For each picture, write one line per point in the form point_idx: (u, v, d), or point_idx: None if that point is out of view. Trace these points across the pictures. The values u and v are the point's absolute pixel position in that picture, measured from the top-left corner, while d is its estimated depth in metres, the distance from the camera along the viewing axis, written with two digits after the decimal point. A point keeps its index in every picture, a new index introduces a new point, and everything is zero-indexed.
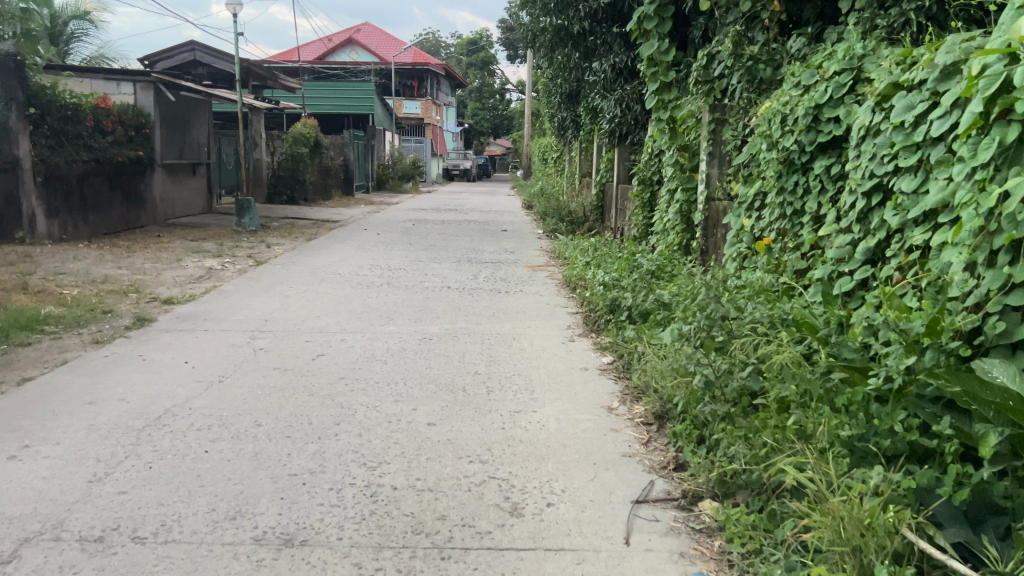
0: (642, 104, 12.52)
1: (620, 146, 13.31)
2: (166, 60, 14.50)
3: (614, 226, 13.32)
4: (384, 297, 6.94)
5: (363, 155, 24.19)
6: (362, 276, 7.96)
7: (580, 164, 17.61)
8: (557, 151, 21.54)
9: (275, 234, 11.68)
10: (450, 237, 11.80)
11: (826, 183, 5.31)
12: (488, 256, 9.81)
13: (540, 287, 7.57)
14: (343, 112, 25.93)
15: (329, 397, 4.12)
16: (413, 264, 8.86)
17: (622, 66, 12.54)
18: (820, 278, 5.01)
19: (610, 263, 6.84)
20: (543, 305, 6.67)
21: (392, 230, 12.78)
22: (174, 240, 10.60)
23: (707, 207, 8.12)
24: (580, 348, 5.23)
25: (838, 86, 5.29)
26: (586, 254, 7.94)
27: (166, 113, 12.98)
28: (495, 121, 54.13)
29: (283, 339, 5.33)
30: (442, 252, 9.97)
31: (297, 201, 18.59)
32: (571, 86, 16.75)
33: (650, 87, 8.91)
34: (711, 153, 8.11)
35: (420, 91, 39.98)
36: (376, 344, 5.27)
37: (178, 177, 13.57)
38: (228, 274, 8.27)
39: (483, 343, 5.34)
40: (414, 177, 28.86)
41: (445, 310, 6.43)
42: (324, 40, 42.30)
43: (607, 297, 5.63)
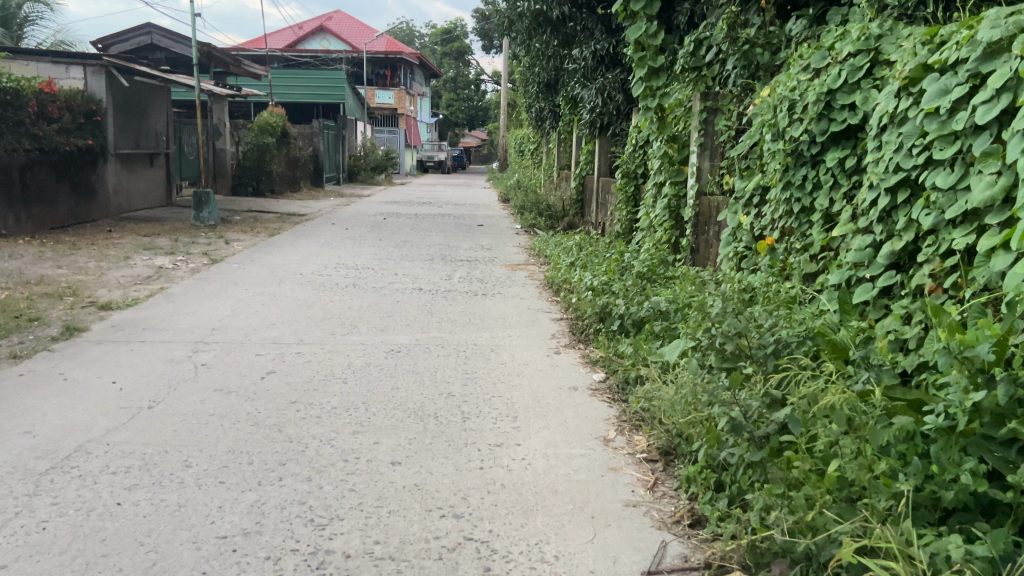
0: (624, 93, 11.98)
1: (601, 138, 12.76)
2: (122, 43, 13.68)
3: (595, 221, 12.77)
4: (349, 301, 6.32)
5: (334, 146, 23.45)
6: (326, 276, 7.33)
7: (558, 156, 17.05)
8: (534, 143, 20.98)
9: (236, 228, 10.99)
10: (424, 232, 11.18)
11: (840, 178, 4.76)
12: (463, 254, 9.21)
13: (519, 288, 7.00)
14: (313, 101, 25.15)
15: (275, 428, 3.50)
16: (382, 262, 8.24)
17: (604, 53, 12.01)
18: (834, 284, 4.48)
19: (597, 264, 6.28)
20: (523, 309, 6.10)
21: (362, 224, 12.13)
22: (126, 236, 9.89)
23: (698, 203, 7.58)
24: (566, 362, 4.66)
25: (853, 69, 4.73)
26: (570, 253, 7.37)
27: (121, 100, 12.21)
28: (470, 113, 53.40)
29: (230, 353, 4.70)
30: (413, 248, 9.36)
31: (263, 193, 17.85)
32: (549, 75, 16.16)
33: (636, 74, 8.35)
34: (702, 145, 7.58)
35: (393, 81, 39.19)
36: (336, 358, 4.66)
37: (134, 168, 12.81)
38: (179, 274, 7.61)
39: (457, 356, 4.76)
40: (387, 168, 28.15)
41: (416, 315, 5.83)
42: (295, 28, 41.31)
43: (596, 304, 5.06)
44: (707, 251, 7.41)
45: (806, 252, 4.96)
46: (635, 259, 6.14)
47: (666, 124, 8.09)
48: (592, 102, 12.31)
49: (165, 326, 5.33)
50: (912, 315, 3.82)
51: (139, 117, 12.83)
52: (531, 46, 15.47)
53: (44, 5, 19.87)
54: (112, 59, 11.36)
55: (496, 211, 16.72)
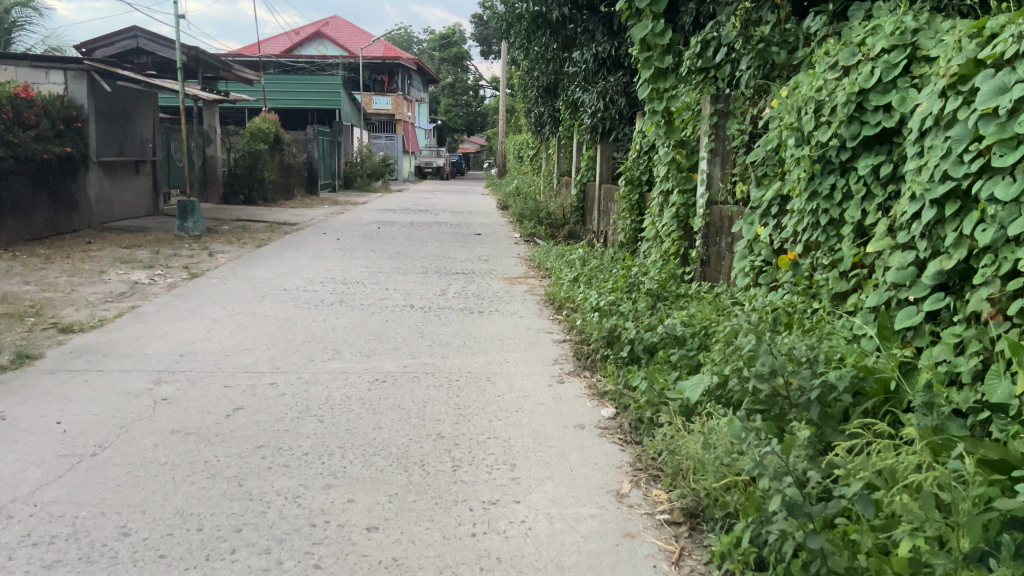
0: (626, 97, 11.52)
1: (603, 143, 12.28)
2: (106, 47, 13.16)
3: (597, 230, 12.28)
4: (334, 320, 5.84)
5: (329, 153, 22.99)
6: (312, 292, 6.85)
7: (558, 163, 16.60)
8: (533, 149, 20.55)
9: (222, 239, 10.51)
10: (418, 242, 10.71)
11: (874, 187, 4.29)
12: (459, 266, 8.74)
13: (518, 305, 6.52)
14: (308, 106, 24.69)
15: (235, 482, 3.02)
16: (372, 276, 7.76)
17: (605, 55, 11.54)
18: (870, 306, 4.00)
19: (602, 279, 5.80)
20: (521, 329, 5.61)
21: (354, 234, 11.66)
22: (105, 247, 9.41)
23: (708, 212, 7.11)
24: (571, 394, 4.17)
25: (888, 67, 4.25)
26: (574, 266, 6.89)
27: (103, 106, 11.74)
28: (469, 118, 52.96)
29: (195, 386, 4.21)
30: (407, 260, 8.88)
31: (255, 201, 17.37)
32: (549, 79, 15.69)
33: (642, 75, 7.84)
34: (713, 151, 7.12)
35: (391, 86, 38.73)
36: (314, 390, 4.17)
37: (119, 176, 12.33)
38: (155, 290, 7.12)
39: (449, 386, 4.28)
40: (383, 175, 27.67)
41: (406, 336, 5.35)
42: (291, 33, 40.89)
43: (603, 327, 4.58)
44: (719, 264, 6.93)
45: (836, 270, 4.50)
46: (644, 273, 5.68)
47: (674, 128, 7.60)
48: (593, 106, 11.83)
49: (128, 351, 4.84)
50: (967, 345, 3.34)
51: (123, 123, 12.34)
52: (530, 50, 15.01)
53: (31, 9, 19.43)
54: (93, 63, 10.88)
55: (494, 220, 16.23)
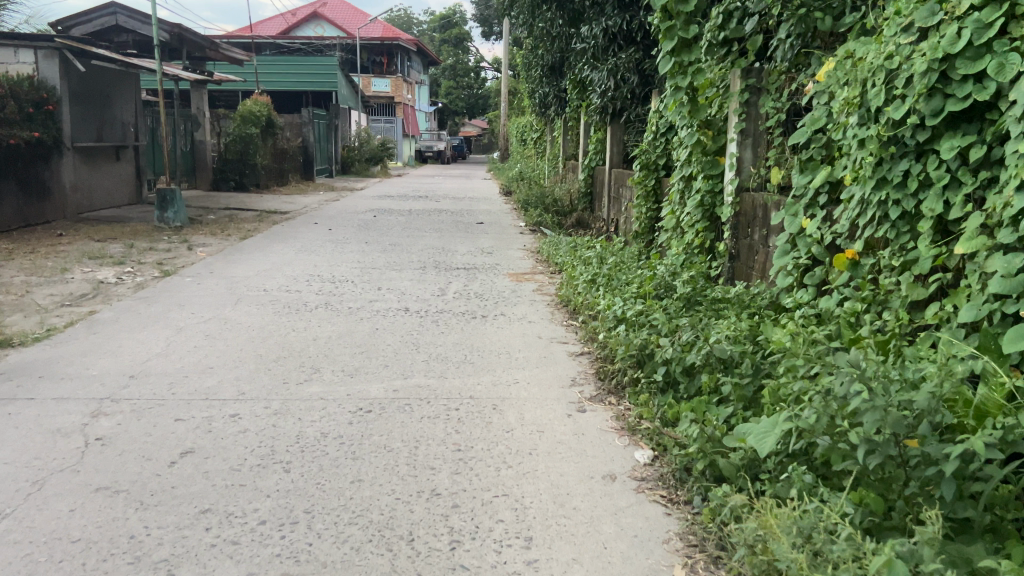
0: (639, 75, 10.71)
1: (614, 125, 11.52)
2: (83, 25, 12.31)
3: (607, 218, 11.55)
4: (317, 328, 5.12)
5: (325, 136, 22.18)
6: (295, 293, 6.12)
7: (564, 146, 15.82)
8: (536, 132, 19.75)
9: (205, 230, 9.77)
10: (417, 232, 9.97)
11: (961, 174, 3.52)
12: (460, 260, 8.00)
13: (526, 307, 5.79)
14: (304, 89, 23.87)
15: (163, 571, 2.30)
16: (365, 273, 7.04)
17: (615, 30, 10.74)
18: (963, 321, 3.24)
19: (624, 280, 5.05)
20: (531, 339, 4.89)
21: (349, 223, 10.92)
22: (76, 241, 8.68)
23: (738, 200, 6.39)
24: (593, 426, 3.45)
25: (980, 27, 3.44)
26: (589, 263, 6.17)
27: (79, 88, 10.95)
28: (471, 101, 51.97)
29: (141, 420, 3.48)
30: (403, 254, 8.16)
31: (247, 188, 16.62)
32: (555, 58, 14.89)
33: (664, 48, 7.04)
34: (744, 131, 6.39)
35: (390, 68, 37.82)
36: (284, 424, 3.45)
37: (98, 163, 11.57)
38: (121, 290, 6.39)
39: (447, 417, 3.55)
40: (383, 159, 26.87)
41: (398, 348, 4.63)
42: (288, 14, 39.93)
43: (631, 342, 3.83)
44: (751, 260, 6.20)
45: (909, 273, 3.75)
46: (673, 273, 4.95)
47: (698, 107, 6.85)
48: (603, 86, 11.07)
49: (69, 372, 4.10)
50: None
51: (101, 106, 11.55)
52: (534, 27, 14.21)
53: None
54: (65, 40, 10.08)
55: (498, 206, 15.47)
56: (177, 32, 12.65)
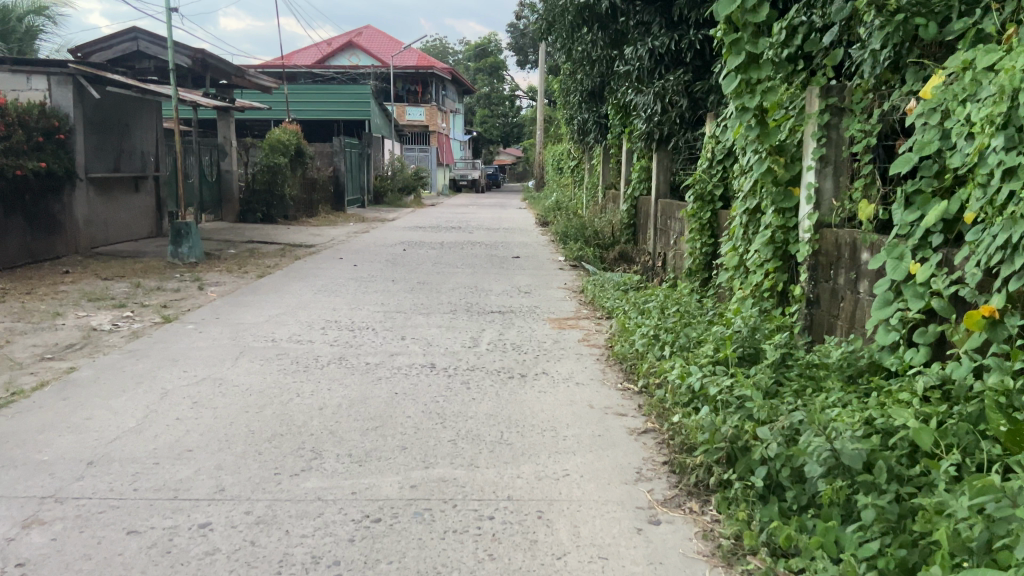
0: (689, 98, 9.90)
1: (661, 152, 10.70)
2: (104, 51, 11.76)
3: (653, 252, 10.69)
4: (327, 391, 4.33)
5: (356, 166, 21.65)
6: (308, 345, 5.36)
7: (605, 175, 15.03)
8: (574, 160, 19.01)
9: (222, 267, 9.10)
10: (449, 269, 9.21)
11: None
12: (495, 301, 7.20)
13: (573, 363, 4.96)
14: (337, 118, 23.42)
15: None
16: (388, 318, 6.27)
17: (663, 51, 10.01)
18: None
19: (691, 336, 4.20)
20: (580, 408, 4.04)
21: (376, 258, 10.21)
22: (81, 279, 8.03)
23: (818, 237, 5.53)
24: (673, 550, 2.59)
25: None
26: (646, 311, 5.32)
27: (94, 115, 10.40)
28: (505, 129, 51.53)
29: (83, 533, 2.69)
30: (432, 295, 7.39)
31: (275, 219, 16.05)
32: (596, 82, 14.17)
33: (729, 63, 6.07)
34: (823, 158, 5.54)
35: (424, 97, 37.47)
36: (267, 542, 2.65)
37: (115, 194, 11.00)
38: (114, 339, 5.67)
39: (479, 533, 2.71)
40: (416, 188, 26.31)
41: (421, 422, 3.82)
42: (323, 44, 39.80)
43: (718, 430, 2.97)
44: (835, 306, 5.31)
45: None
46: (755, 330, 4.09)
47: (768, 131, 5.99)
48: (649, 110, 10.28)
49: (14, 457, 3.32)
50: None
51: (119, 135, 11.01)
52: (573, 50, 13.52)
53: (44, 18, 18.32)
54: (79, 65, 9.54)
55: (534, 238, 14.70)
56: (199, 59, 12.11)
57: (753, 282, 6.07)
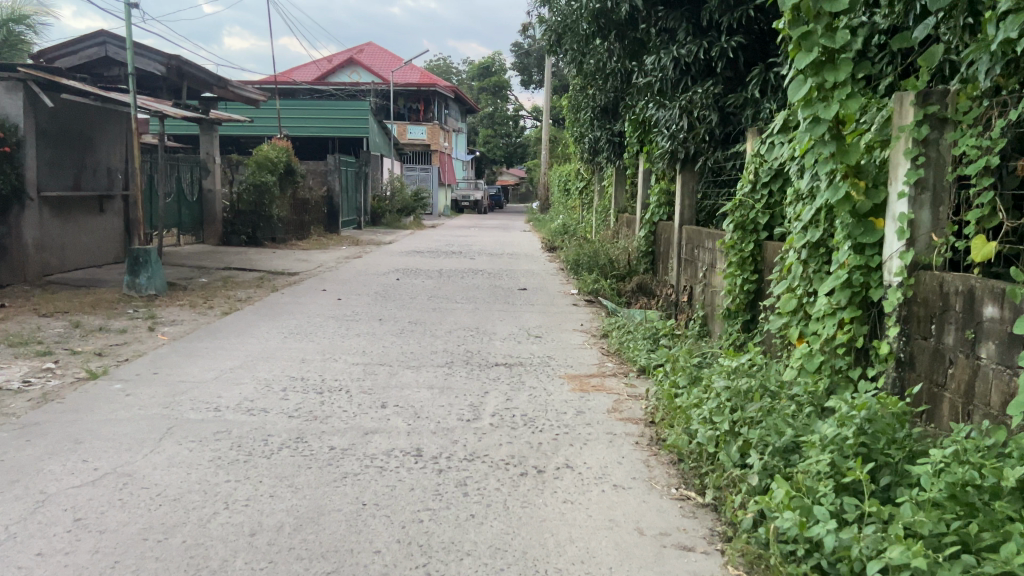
0: (719, 112, 8.75)
1: (686, 173, 9.51)
2: (70, 56, 10.60)
3: (677, 285, 9.51)
4: (269, 497, 3.13)
5: (353, 186, 20.52)
6: (259, 417, 4.16)
7: (618, 198, 13.89)
8: (583, 181, 17.87)
9: (184, 301, 7.91)
10: (447, 305, 8.01)
11: None
12: (499, 349, 6.00)
13: (606, 448, 3.77)
14: (332, 135, 22.27)
15: None
16: (367, 374, 5.05)
17: (689, 60, 8.93)
18: None
19: (780, 426, 2.98)
20: (625, 535, 2.83)
21: (364, 289, 9.01)
22: (14, 316, 6.83)
23: (911, 280, 4.18)
24: None
25: None
26: (698, 376, 4.11)
27: (50, 127, 9.25)
28: (509, 150, 50.56)
29: None
30: (424, 340, 6.19)
31: (261, 242, 14.87)
32: (609, 97, 13.07)
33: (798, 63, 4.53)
34: (919, 181, 4.19)
35: (427, 115, 36.39)
36: None
37: (74, 215, 9.84)
38: (16, 402, 4.44)
39: None
40: (416, 210, 25.21)
41: (392, 560, 2.61)
42: (322, 60, 38.86)
43: None
44: (938, 372, 3.97)
45: None
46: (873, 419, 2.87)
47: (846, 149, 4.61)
48: (672, 126, 9.15)
49: None
50: None
51: (80, 149, 9.87)
52: (585, 63, 12.44)
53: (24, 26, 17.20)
54: (29, 70, 8.38)
55: (541, 266, 13.53)
56: (175, 66, 10.96)
57: (821, 335, 4.76)
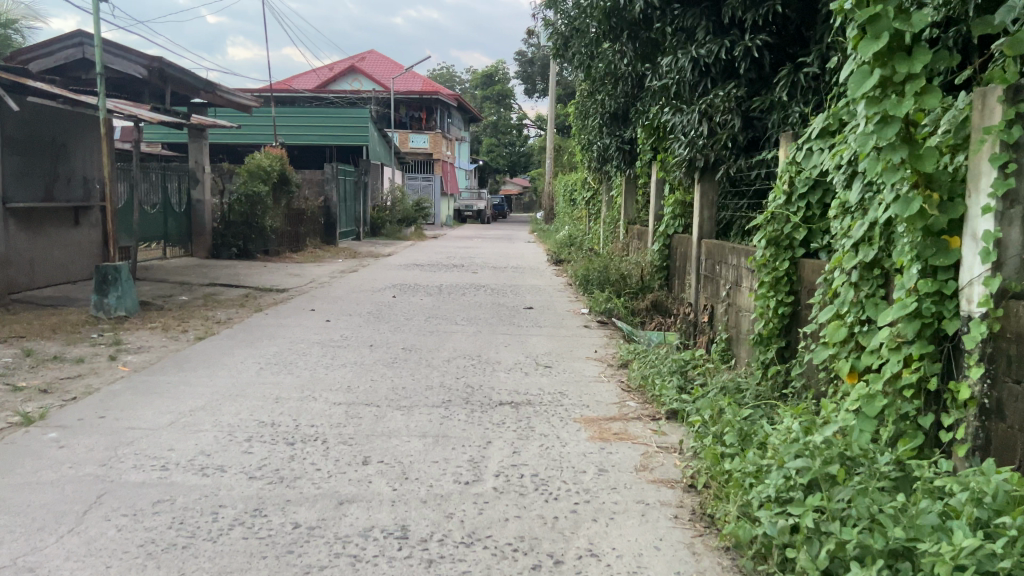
0: (742, 118, 8.02)
1: (706, 182, 8.72)
2: (45, 57, 9.87)
3: (696, 303, 8.76)
4: None
5: (352, 196, 19.85)
6: (215, 481, 3.43)
7: (628, 208, 13.16)
8: (590, 191, 17.17)
9: (158, 323, 7.19)
10: (445, 327, 7.28)
11: None
12: (504, 382, 5.26)
13: (639, 524, 3.03)
14: (330, 143, 21.58)
15: None
16: (350, 419, 4.31)
17: (709, 60, 8.22)
18: None
19: (883, 520, 2.25)
20: None
21: (357, 309, 8.29)
22: None
23: (1000, 312, 3.11)
24: None
25: None
26: (749, 433, 3.35)
27: (16, 134, 8.55)
28: (512, 159, 49.91)
29: None
30: (418, 372, 5.46)
31: (252, 255, 14.16)
32: (620, 102, 12.35)
33: (871, 49, 3.71)
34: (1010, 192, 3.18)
35: (429, 124, 35.58)
36: None
37: (44, 228, 9.13)
38: None
39: None
40: (418, 220, 24.52)
41: None
42: (323, 68, 38.26)
43: None
44: None
45: None
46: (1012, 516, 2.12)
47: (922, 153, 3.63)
48: (690, 132, 8.44)
49: None
50: None
51: (50, 157, 9.18)
52: (593, 67, 11.76)
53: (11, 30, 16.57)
54: None
55: (547, 280, 12.83)
56: (157, 68, 10.34)
57: (883, 375, 3.73)
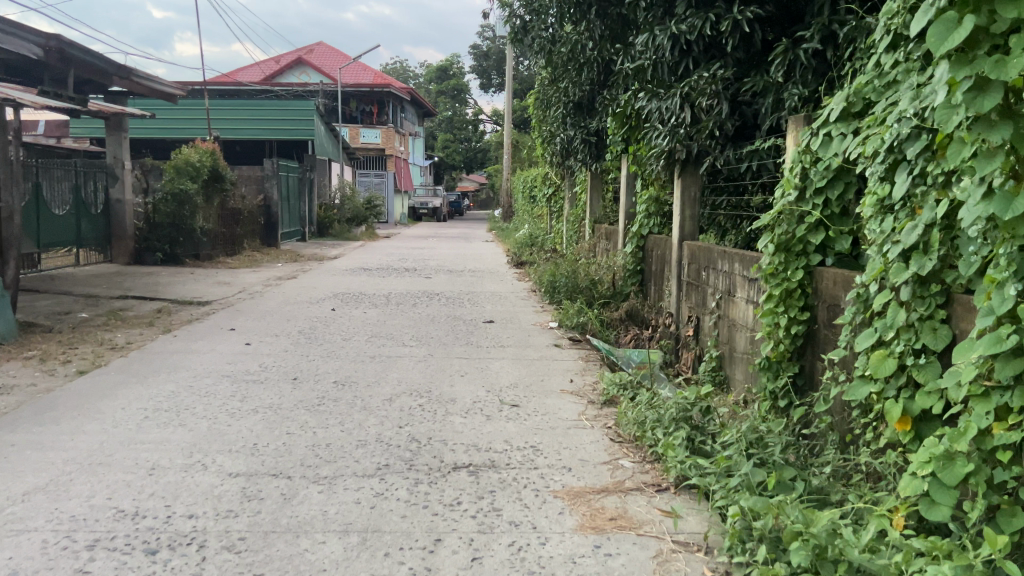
0: (729, 103, 6.92)
1: (687, 176, 7.54)
2: None
3: (677, 314, 7.68)
4: None
5: (296, 194, 18.51)
6: None
7: (593, 206, 12.09)
8: (551, 187, 16.09)
9: (37, 352, 5.88)
10: (388, 351, 6.10)
11: None
12: (458, 432, 4.11)
13: None
14: (271, 137, 20.13)
15: None
16: (247, 505, 3.12)
17: (692, 36, 7.11)
18: None
19: None
20: None
21: (286, 327, 7.06)
22: None
23: None
24: None
25: None
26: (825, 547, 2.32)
27: None
28: (468, 156, 48.66)
29: None
30: (350, 419, 4.28)
31: (180, 260, 12.80)
32: (585, 89, 11.21)
33: None
34: None
35: (381, 119, 34.21)
36: None
37: None
38: None
39: None
40: (369, 219, 23.23)
41: None
42: (269, 60, 36.59)
43: None
44: None
45: None
46: None
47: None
48: (669, 117, 7.32)
49: None
50: None
51: None
52: (555, 50, 10.62)
53: None
54: None
55: (507, 286, 11.71)
56: (55, 47, 8.90)
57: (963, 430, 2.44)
